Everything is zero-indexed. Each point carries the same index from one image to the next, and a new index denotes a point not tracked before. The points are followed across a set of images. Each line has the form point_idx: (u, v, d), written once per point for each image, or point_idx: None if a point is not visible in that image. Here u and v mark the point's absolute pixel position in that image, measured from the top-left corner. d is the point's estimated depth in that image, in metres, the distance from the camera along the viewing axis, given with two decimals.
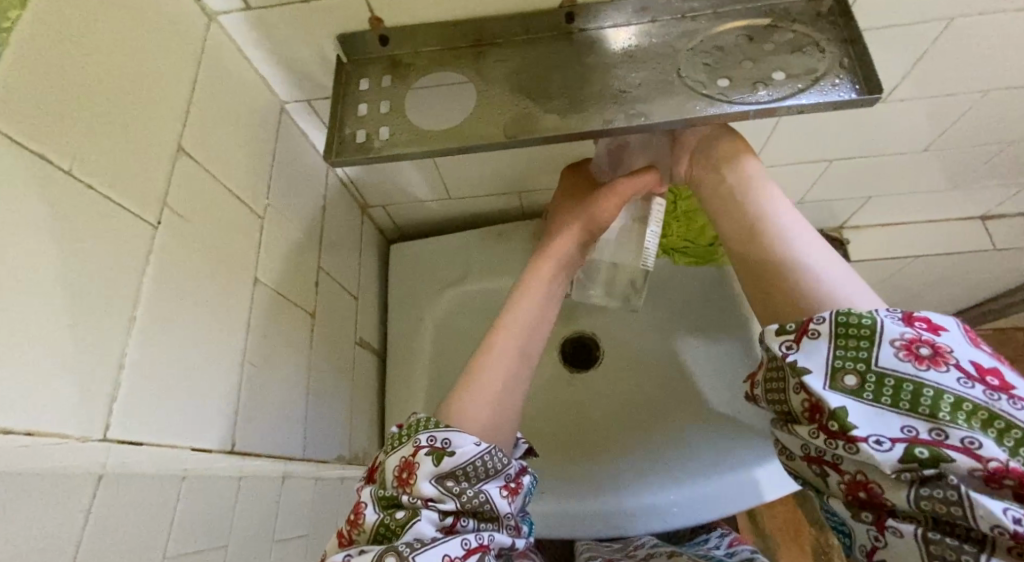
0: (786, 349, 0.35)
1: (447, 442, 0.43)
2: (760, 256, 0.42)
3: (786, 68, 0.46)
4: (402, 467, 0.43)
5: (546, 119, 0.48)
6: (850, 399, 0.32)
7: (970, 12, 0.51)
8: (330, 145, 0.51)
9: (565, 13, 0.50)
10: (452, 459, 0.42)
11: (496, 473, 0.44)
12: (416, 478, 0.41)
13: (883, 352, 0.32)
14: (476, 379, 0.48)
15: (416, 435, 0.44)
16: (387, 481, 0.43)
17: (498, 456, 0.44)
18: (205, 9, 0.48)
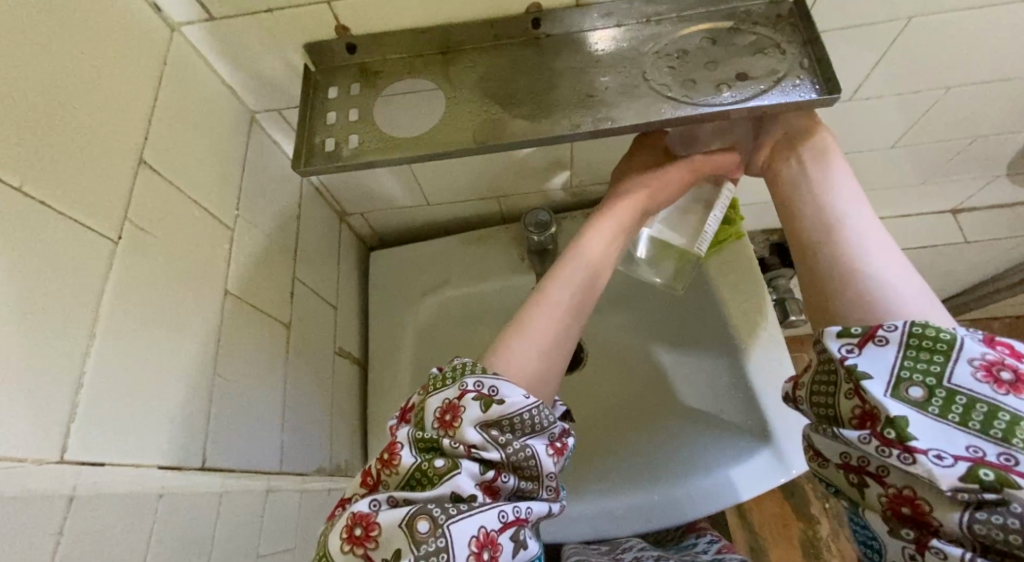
0: (846, 352, 0.36)
1: (494, 390, 0.42)
2: (828, 252, 0.42)
3: (748, 70, 0.47)
4: (445, 409, 0.42)
5: (515, 124, 0.48)
6: (913, 410, 0.33)
7: (927, 11, 0.52)
8: (299, 154, 0.50)
9: (532, 18, 0.51)
10: (499, 407, 0.41)
11: (542, 430, 0.43)
12: (460, 422, 0.41)
13: (958, 369, 0.32)
14: (523, 333, 0.47)
15: (463, 379, 0.43)
16: (425, 422, 0.43)
17: (545, 412, 0.43)
18: (167, 20, 0.48)
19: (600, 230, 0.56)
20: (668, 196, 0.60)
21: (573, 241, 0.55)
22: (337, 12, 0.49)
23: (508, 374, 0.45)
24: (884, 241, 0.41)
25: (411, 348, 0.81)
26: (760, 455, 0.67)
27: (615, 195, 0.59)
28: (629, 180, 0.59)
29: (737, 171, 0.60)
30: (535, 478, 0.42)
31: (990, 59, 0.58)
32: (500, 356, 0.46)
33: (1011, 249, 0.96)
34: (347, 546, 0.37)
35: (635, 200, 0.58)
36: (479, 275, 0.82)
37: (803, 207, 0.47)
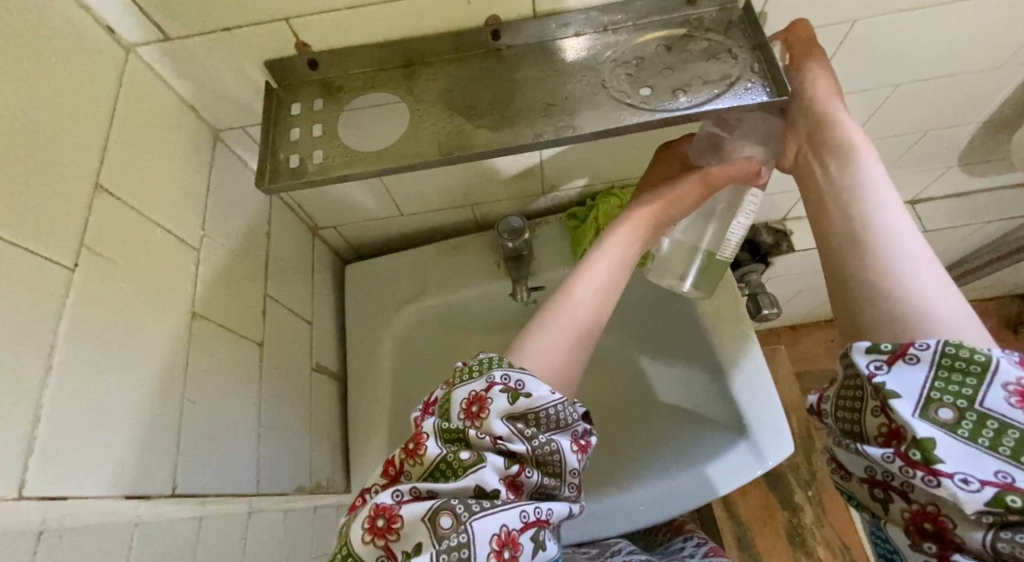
0: (875, 369, 0.35)
1: (520, 384, 0.42)
2: (848, 240, 0.43)
3: (702, 75, 0.48)
4: (471, 400, 0.42)
5: (479, 134, 0.49)
6: (941, 432, 0.32)
7: (870, 14, 0.54)
8: (263, 171, 0.50)
9: (491, 31, 0.51)
10: (526, 401, 0.42)
11: (565, 427, 0.43)
12: (487, 414, 0.41)
13: (991, 394, 0.31)
14: (545, 334, 0.49)
15: (490, 372, 0.43)
16: (450, 413, 0.43)
17: (569, 408, 0.43)
18: (121, 41, 0.47)
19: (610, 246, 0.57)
20: (686, 206, 0.59)
21: (579, 263, 0.56)
22: (295, 28, 0.49)
23: (535, 369, 0.47)
24: (918, 246, 0.40)
25: (389, 360, 0.80)
26: (736, 448, 0.68)
27: (633, 204, 0.60)
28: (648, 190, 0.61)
29: (757, 179, 0.57)
30: (557, 474, 0.43)
31: (934, 56, 0.60)
32: (527, 351, 0.48)
33: (968, 237, 0.99)
34: (368, 537, 0.38)
35: (650, 210, 0.59)
36: (455, 284, 0.82)
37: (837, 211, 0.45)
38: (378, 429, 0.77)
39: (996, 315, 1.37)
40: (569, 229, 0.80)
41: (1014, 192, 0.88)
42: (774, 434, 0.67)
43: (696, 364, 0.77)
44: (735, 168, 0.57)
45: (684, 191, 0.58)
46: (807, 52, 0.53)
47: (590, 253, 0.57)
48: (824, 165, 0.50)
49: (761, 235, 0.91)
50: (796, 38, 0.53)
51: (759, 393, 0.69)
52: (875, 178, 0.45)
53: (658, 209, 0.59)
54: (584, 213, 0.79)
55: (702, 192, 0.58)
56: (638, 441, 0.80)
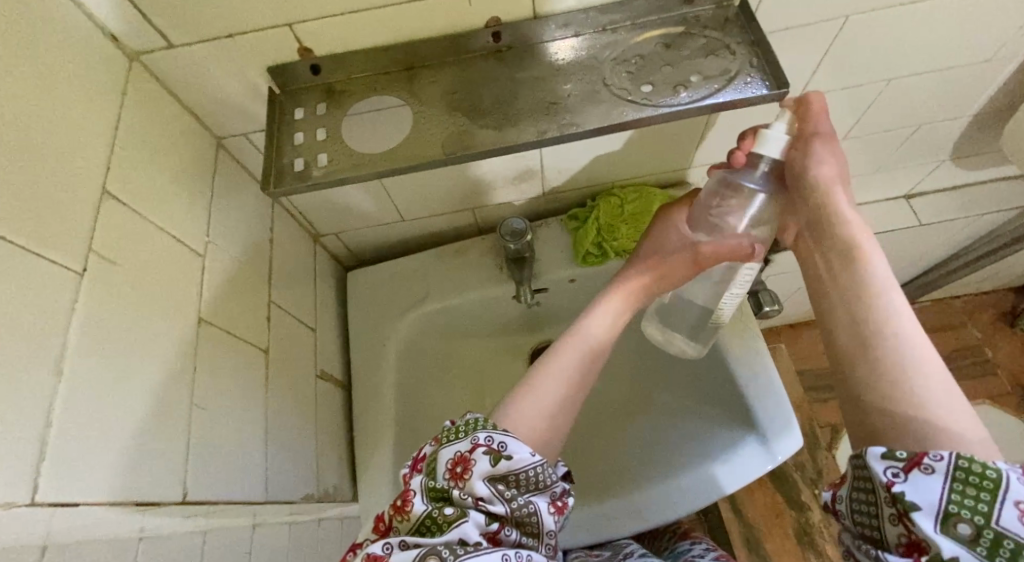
0: (891, 476, 0.33)
1: (503, 446, 0.44)
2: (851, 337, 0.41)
3: (702, 71, 0.49)
4: (456, 461, 0.43)
5: (482, 134, 0.50)
6: (962, 551, 0.30)
7: (862, 10, 0.55)
8: (268, 176, 0.50)
9: (492, 32, 0.52)
10: (507, 463, 0.43)
11: (544, 488, 0.44)
12: (470, 475, 0.42)
13: (1006, 512, 0.29)
14: (527, 398, 0.49)
15: (474, 434, 0.44)
16: (436, 472, 0.43)
17: (548, 470, 0.44)
18: (125, 50, 0.48)
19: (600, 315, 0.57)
20: (681, 279, 0.59)
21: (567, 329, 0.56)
22: (298, 34, 0.49)
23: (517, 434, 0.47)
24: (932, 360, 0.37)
25: (393, 366, 0.80)
26: (746, 443, 0.68)
27: (627, 273, 0.61)
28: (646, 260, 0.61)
29: (756, 255, 0.53)
30: (535, 535, 0.43)
31: (924, 51, 0.62)
32: (511, 415, 0.48)
33: (962, 231, 1.01)
34: None
35: (641, 281, 0.60)
36: (457, 288, 0.82)
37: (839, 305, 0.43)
38: (383, 436, 0.76)
39: (993, 308, 1.39)
40: (570, 230, 0.81)
41: (1007, 184, 0.89)
42: (783, 426, 0.67)
43: (702, 364, 0.78)
44: (725, 245, 0.55)
45: (674, 268, 0.59)
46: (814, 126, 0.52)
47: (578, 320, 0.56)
48: (827, 253, 0.47)
49: None
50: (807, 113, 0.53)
51: (767, 385, 0.70)
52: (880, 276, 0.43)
53: (648, 280, 0.60)
54: (585, 214, 0.80)
55: (693, 270, 0.58)
56: (644, 442, 0.80)
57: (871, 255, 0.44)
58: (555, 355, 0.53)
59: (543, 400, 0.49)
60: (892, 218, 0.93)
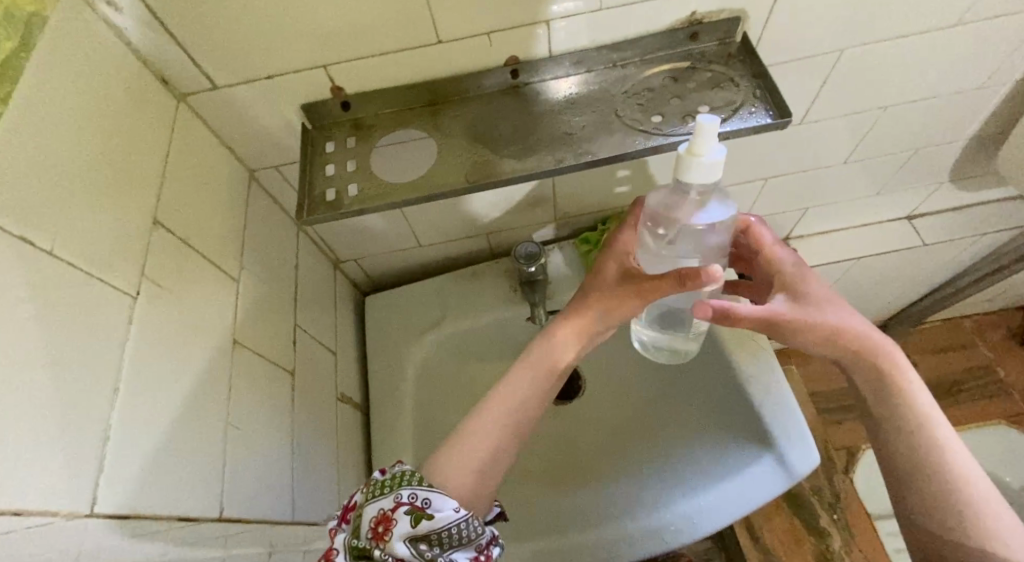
0: None
1: (427, 503, 0.45)
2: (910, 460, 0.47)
3: (708, 102, 0.52)
4: (379, 520, 0.45)
5: (502, 163, 0.53)
6: None
7: (855, 44, 0.59)
8: (302, 206, 0.53)
9: (510, 70, 0.55)
10: (429, 522, 0.44)
11: (468, 542, 0.46)
12: (391, 536, 0.44)
13: None
14: (463, 448, 0.52)
15: (398, 490, 0.46)
16: (361, 530, 0.45)
17: (472, 525, 0.46)
18: (174, 91, 0.51)
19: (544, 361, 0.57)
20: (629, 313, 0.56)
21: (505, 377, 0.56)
22: (331, 74, 0.53)
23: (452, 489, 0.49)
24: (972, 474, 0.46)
25: (412, 388, 0.82)
26: (765, 459, 0.69)
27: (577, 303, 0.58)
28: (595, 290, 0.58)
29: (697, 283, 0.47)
30: None
31: (917, 81, 0.65)
32: (446, 469, 0.50)
33: (967, 250, 1.03)
34: None
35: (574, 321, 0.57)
36: (473, 311, 0.84)
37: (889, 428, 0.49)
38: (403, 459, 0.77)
39: (1003, 326, 1.40)
40: (582, 253, 0.84)
41: (1008, 204, 0.92)
42: (800, 445, 0.68)
43: (714, 384, 0.79)
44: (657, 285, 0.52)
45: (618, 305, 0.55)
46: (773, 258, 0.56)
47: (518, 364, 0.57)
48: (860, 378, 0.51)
49: None
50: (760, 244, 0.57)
51: (784, 406, 0.71)
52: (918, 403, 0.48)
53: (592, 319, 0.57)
54: (596, 237, 0.82)
55: (639, 303, 0.55)
56: (656, 457, 0.81)
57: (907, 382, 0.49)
58: (495, 405, 0.54)
59: (475, 455, 0.51)
60: (898, 239, 0.95)
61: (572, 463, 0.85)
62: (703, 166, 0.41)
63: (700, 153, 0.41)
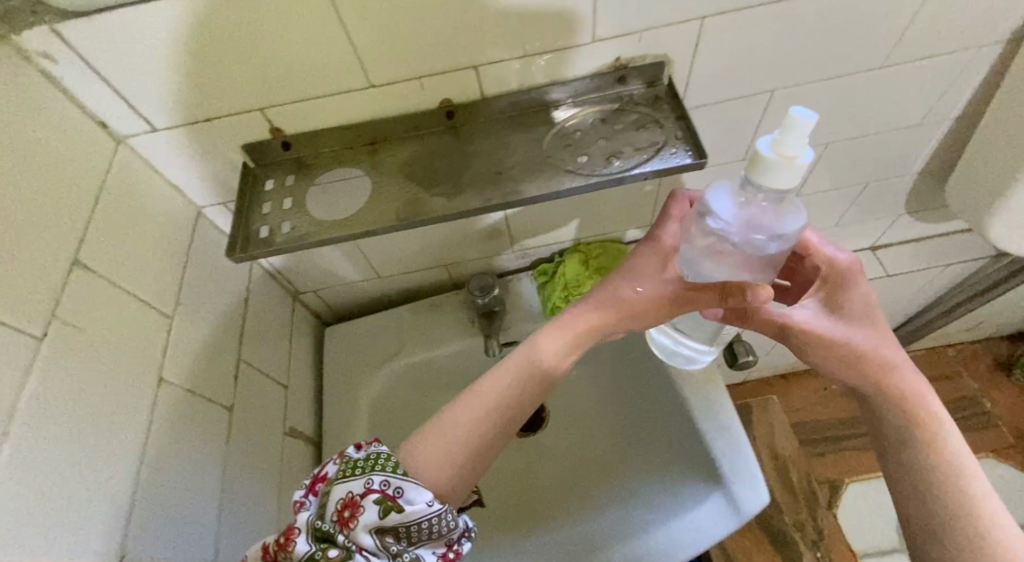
0: None
1: (399, 492, 0.44)
2: (929, 501, 0.45)
3: (633, 143, 0.54)
4: (346, 505, 0.43)
5: (433, 201, 0.54)
6: None
7: (785, 85, 0.60)
8: (234, 242, 0.54)
9: (445, 111, 0.56)
10: (398, 515, 0.43)
11: (437, 537, 0.44)
12: (357, 524, 0.42)
13: None
14: (443, 431, 0.50)
15: (371, 475, 0.44)
16: (326, 511, 0.44)
17: (448, 519, 0.44)
18: (112, 133, 0.53)
19: (549, 353, 0.53)
20: (653, 318, 0.54)
21: (502, 364, 0.53)
22: (268, 116, 0.55)
23: (425, 479, 0.47)
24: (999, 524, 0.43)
25: (368, 420, 0.81)
26: (714, 498, 0.69)
27: (596, 297, 0.56)
28: (619, 286, 0.55)
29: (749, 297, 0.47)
30: None
31: (857, 118, 0.66)
32: (420, 456, 0.48)
33: (934, 281, 1.03)
34: None
35: (585, 318, 0.55)
36: (431, 342, 0.84)
37: (910, 469, 0.47)
38: None
39: (985, 357, 1.39)
40: (539, 284, 0.84)
41: (969, 236, 0.92)
42: (751, 486, 0.68)
43: (669, 418, 0.78)
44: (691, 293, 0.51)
45: (647, 308, 0.53)
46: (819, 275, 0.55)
47: (519, 352, 0.54)
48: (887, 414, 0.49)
49: None
50: (808, 256, 0.56)
51: (734, 444, 0.71)
52: (947, 448, 0.46)
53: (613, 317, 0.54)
54: (553, 268, 0.83)
55: (669, 309, 0.53)
56: (612, 490, 0.80)
57: (937, 426, 0.47)
58: (484, 394, 0.52)
59: (454, 443, 0.49)
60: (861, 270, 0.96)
61: (532, 498, 0.84)
62: (793, 168, 0.39)
63: (792, 155, 0.38)
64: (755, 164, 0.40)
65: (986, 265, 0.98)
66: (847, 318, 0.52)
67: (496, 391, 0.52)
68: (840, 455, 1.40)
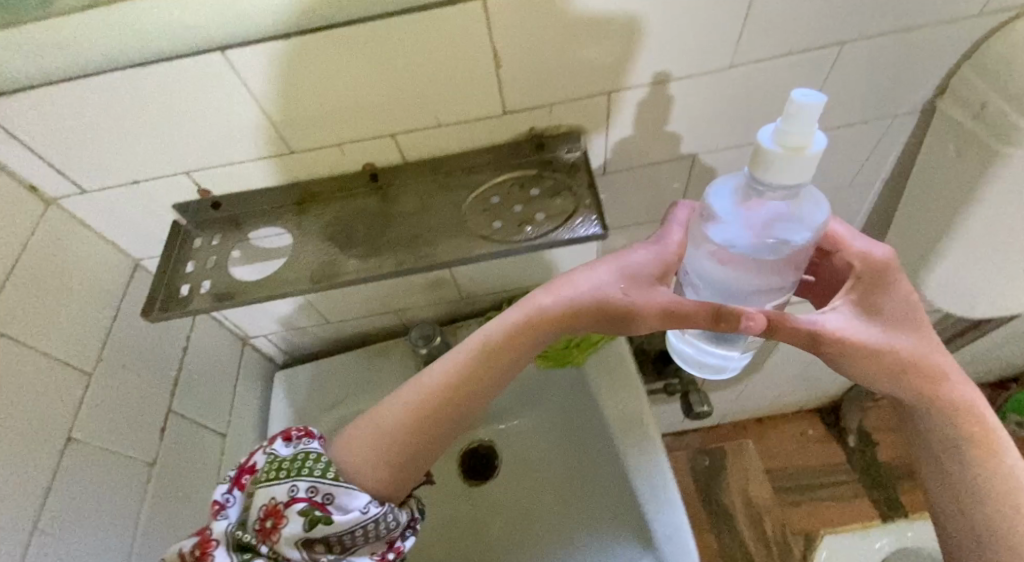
0: None
1: (327, 502, 0.46)
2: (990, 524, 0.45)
3: (546, 210, 0.56)
4: (270, 514, 0.45)
5: (348, 264, 0.56)
6: None
7: (707, 150, 0.61)
8: (150, 303, 0.55)
9: (370, 174, 0.58)
10: (325, 526, 0.45)
11: (374, 536, 0.46)
12: (282, 535, 0.44)
13: None
14: (390, 434, 0.49)
15: (296, 485, 0.46)
16: (253, 515, 0.46)
17: (388, 522, 0.47)
18: (42, 195, 0.55)
19: (508, 354, 0.50)
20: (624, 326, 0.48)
21: (472, 372, 0.50)
22: (195, 179, 0.56)
23: (372, 483, 0.49)
24: None
25: None
26: None
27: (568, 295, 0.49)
28: (594, 285, 0.48)
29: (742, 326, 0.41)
30: None
31: None
32: (379, 472, 0.49)
33: None
34: None
35: (564, 311, 0.49)
36: (377, 391, 0.84)
37: (965, 494, 0.47)
38: None
39: None
40: None
41: None
42: (680, 548, 0.66)
43: (608, 475, 0.77)
44: (679, 307, 0.44)
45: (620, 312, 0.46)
46: (852, 272, 0.48)
47: (483, 357, 0.51)
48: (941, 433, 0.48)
49: None
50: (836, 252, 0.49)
51: (665, 502, 0.68)
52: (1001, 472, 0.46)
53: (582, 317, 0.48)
54: None
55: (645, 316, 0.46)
56: (552, 543, 0.79)
57: (988, 448, 0.47)
58: (443, 402, 0.50)
59: (403, 447, 0.49)
60: None
61: (475, 550, 0.83)
62: (804, 161, 0.34)
63: (803, 145, 0.33)
64: (758, 159, 0.35)
65: (944, 318, 0.98)
66: (893, 327, 0.46)
67: (464, 400, 0.51)
68: (816, 504, 1.34)
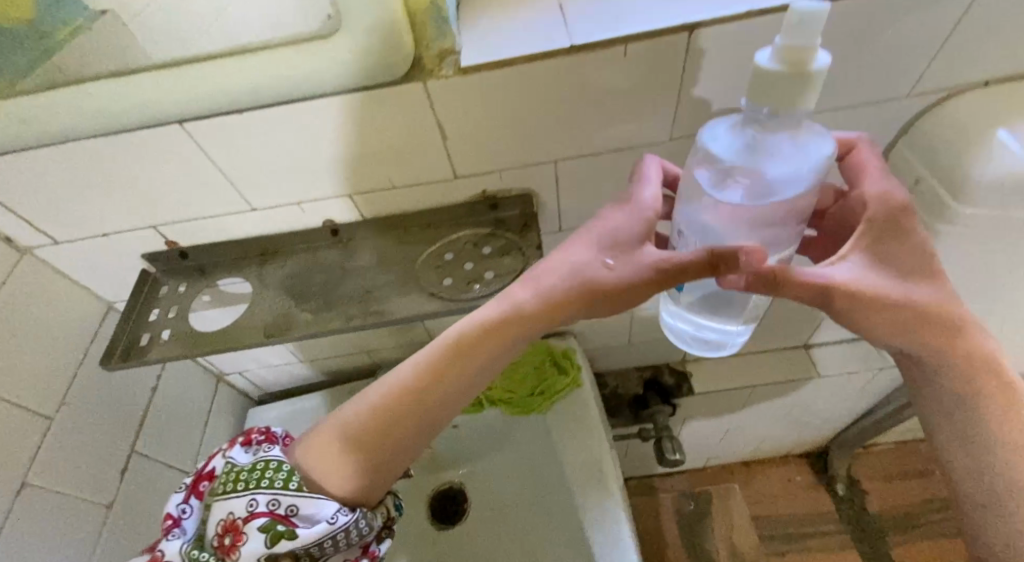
0: None
1: (290, 512, 0.44)
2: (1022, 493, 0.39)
3: (496, 268, 0.57)
4: (230, 531, 0.44)
5: (301, 317, 0.58)
6: None
7: None
8: (111, 352, 0.58)
9: (330, 229, 0.60)
10: (290, 540, 0.43)
11: (343, 546, 0.45)
12: (242, 552, 0.43)
13: None
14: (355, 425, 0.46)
15: (254, 499, 0.44)
16: (211, 532, 0.45)
17: (361, 527, 0.45)
18: (17, 246, 0.58)
19: (477, 338, 0.44)
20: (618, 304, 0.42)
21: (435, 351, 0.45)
22: (162, 232, 0.59)
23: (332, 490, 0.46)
24: None
25: None
26: None
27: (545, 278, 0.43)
28: (573, 264, 0.43)
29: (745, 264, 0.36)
30: None
31: None
32: (340, 472, 0.46)
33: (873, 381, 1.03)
34: None
35: (543, 298, 0.43)
36: None
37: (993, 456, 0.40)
38: None
39: None
40: None
41: None
42: None
43: (567, 529, 0.77)
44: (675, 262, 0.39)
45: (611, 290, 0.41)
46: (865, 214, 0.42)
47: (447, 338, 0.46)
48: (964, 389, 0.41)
49: (663, 376, 1.01)
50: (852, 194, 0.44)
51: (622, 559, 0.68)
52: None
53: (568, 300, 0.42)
54: None
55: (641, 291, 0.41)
56: None
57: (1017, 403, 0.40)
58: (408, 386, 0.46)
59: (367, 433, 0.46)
60: (791, 367, 0.98)
61: None
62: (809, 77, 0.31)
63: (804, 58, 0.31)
64: (757, 83, 0.33)
65: None
66: (908, 274, 0.40)
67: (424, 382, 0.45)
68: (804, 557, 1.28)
